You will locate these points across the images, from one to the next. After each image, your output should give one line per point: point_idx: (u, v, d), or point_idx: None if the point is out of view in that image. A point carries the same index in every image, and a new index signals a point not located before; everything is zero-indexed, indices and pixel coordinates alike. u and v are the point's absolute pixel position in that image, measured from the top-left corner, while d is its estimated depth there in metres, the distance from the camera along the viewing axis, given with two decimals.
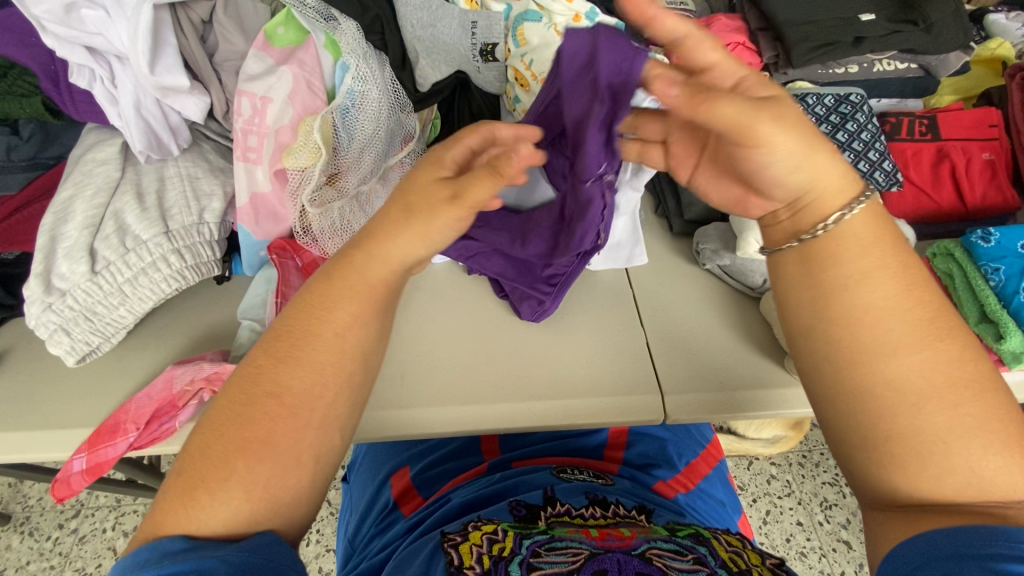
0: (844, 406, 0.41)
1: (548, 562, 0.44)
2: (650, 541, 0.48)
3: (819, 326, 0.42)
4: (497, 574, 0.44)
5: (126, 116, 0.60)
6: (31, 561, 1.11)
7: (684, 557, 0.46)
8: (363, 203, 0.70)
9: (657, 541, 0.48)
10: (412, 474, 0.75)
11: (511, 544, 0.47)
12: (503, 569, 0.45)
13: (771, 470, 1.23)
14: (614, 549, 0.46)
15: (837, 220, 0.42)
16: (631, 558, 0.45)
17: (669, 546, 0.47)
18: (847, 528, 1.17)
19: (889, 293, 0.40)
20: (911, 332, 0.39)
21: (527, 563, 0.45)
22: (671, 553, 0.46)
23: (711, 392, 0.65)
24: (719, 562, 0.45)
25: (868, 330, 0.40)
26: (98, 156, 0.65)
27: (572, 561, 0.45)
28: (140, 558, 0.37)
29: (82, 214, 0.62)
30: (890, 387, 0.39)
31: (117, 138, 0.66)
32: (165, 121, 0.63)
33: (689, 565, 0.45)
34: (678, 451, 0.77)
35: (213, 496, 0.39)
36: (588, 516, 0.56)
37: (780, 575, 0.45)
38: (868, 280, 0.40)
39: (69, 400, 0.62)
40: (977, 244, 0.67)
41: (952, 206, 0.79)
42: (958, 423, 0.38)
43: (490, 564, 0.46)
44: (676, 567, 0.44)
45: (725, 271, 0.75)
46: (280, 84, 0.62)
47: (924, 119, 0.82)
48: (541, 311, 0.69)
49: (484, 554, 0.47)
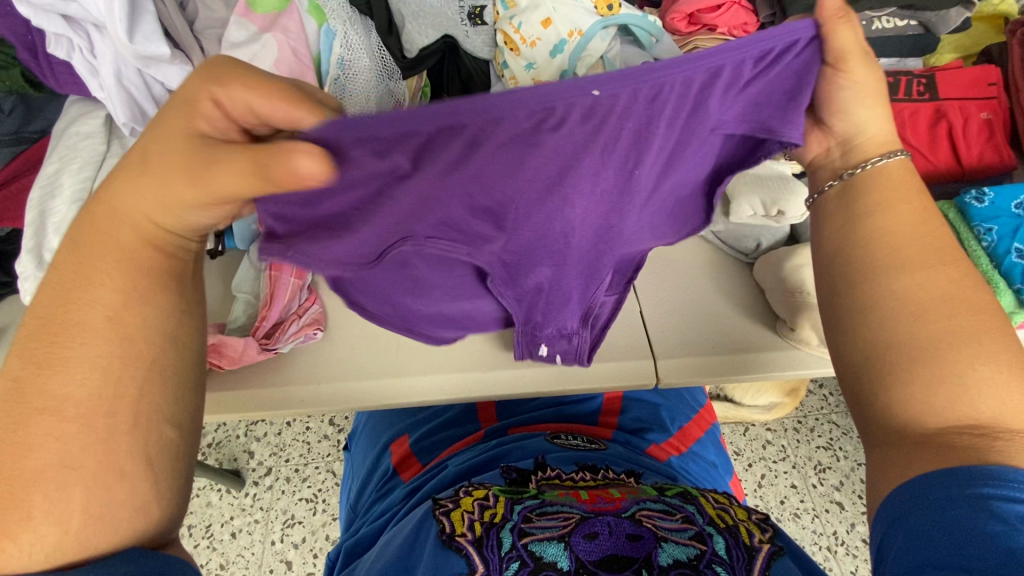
0: (855, 328, 0.43)
1: (539, 527, 0.45)
2: (639, 503, 0.47)
3: (841, 251, 0.45)
4: (490, 540, 0.44)
5: (108, 88, 0.59)
6: None
7: (673, 517, 0.46)
8: None
9: (646, 502, 0.47)
10: (411, 442, 0.77)
11: (502, 510, 0.47)
12: (495, 535, 0.45)
13: (766, 436, 1.26)
14: (605, 512, 0.46)
15: (881, 160, 0.45)
16: (622, 520, 0.45)
17: (659, 505, 0.47)
18: (839, 490, 1.20)
19: (903, 220, 0.43)
20: (919, 252, 0.42)
21: (518, 529, 0.45)
22: (660, 513, 0.46)
23: (706, 355, 0.66)
24: (708, 520, 0.46)
25: (876, 250, 0.43)
26: (83, 130, 0.64)
27: (562, 525, 0.45)
28: None
29: (69, 188, 0.61)
30: (894, 300, 0.41)
31: (100, 110, 0.65)
32: (149, 92, 0.62)
33: (678, 524, 0.45)
34: (671, 416, 0.78)
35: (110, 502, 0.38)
36: (578, 478, 0.57)
37: (766, 529, 0.46)
38: (892, 206, 0.44)
39: None
40: (971, 204, 0.66)
41: (950, 165, 0.78)
42: (957, 332, 0.39)
43: (482, 530, 0.46)
44: (665, 526, 0.45)
45: (720, 238, 0.74)
46: (265, 51, 0.60)
47: (922, 78, 0.80)
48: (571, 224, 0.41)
49: (477, 521, 0.47)
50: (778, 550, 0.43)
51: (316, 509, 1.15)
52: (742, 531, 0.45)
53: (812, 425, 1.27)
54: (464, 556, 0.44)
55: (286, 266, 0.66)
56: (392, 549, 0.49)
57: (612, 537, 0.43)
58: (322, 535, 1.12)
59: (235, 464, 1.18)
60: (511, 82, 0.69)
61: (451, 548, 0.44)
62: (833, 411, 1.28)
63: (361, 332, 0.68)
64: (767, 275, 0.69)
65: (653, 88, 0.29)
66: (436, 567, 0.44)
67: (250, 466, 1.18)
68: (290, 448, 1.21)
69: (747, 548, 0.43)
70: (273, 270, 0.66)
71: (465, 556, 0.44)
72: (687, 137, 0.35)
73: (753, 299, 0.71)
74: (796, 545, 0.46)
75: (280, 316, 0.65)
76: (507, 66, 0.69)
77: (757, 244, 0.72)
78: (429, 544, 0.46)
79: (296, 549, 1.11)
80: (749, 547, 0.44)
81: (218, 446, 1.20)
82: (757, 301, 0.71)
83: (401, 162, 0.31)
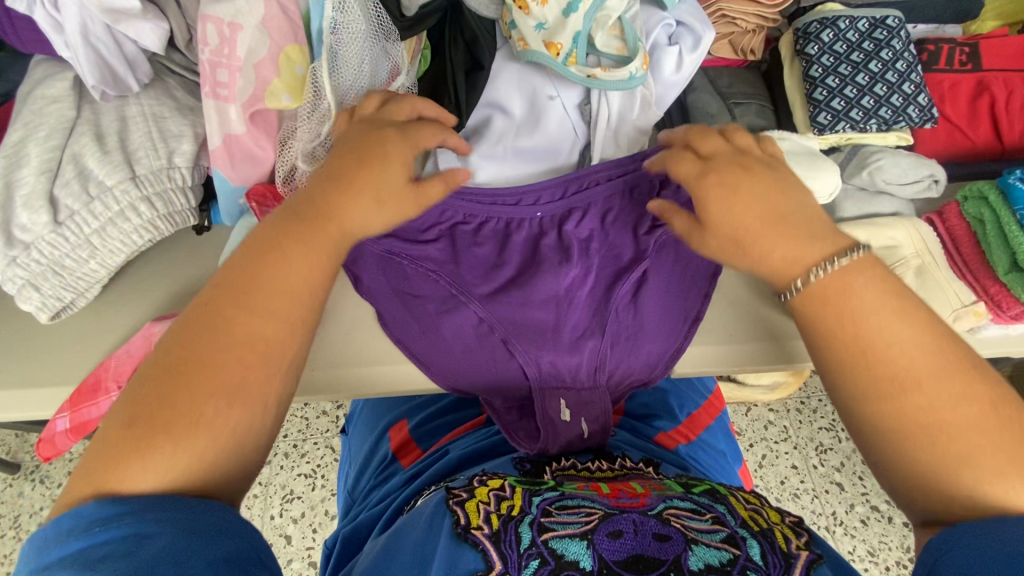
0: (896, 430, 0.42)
1: (559, 523, 0.42)
2: (666, 500, 0.45)
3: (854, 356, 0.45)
4: (508, 537, 0.41)
5: (72, 45, 0.53)
6: (43, 507, 1.11)
7: (703, 517, 0.43)
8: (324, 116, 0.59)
9: (674, 500, 0.45)
10: (411, 427, 0.74)
11: (520, 502, 0.44)
12: (513, 530, 0.42)
13: (770, 416, 1.24)
14: (629, 509, 0.43)
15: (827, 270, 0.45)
16: (648, 519, 0.42)
17: (687, 504, 0.44)
18: (840, 472, 1.18)
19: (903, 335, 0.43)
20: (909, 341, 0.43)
21: (538, 524, 0.42)
22: (689, 512, 0.43)
23: (715, 343, 0.64)
24: (740, 522, 0.43)
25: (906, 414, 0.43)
26: (49, 92, 0.58)
27: (585, 521, 0.42)
28: (64, 525, 0.35)
29: (38, 157, 0.56)
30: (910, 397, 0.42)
31: (68, 71, 0.59)
32: (120, 52, 0.56)
33: (708, 525, 0.42)
34: (679, 403, 0.75)
35: (173, 442, 0.38)
36: (594, 469, 0.55)
37: (802, 534, 0.43)
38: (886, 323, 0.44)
39: (58, 356, 0.60)
40: (1016, 186, 0.60)
41: (989, 144, 0.72)
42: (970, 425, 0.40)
43: (500, 524, 0.42)
44: (694, 527, 0.42)
45: None
46: (251, 9, 0.55)
47: (965, 46, 0.72)
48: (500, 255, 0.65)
49: (493, 514, 0.43)
50: (817, 559, 0.40)
51: (315, 484, 1.13)
52: (777, 535, 0.42)
53: (815, 406, 1.25)
54: (480, 551, 0.41)
55: None
56: (401, 554, 0.45)
57: (638, 536, 0.41)
58: (320, 510, 1.11)
59: None
60: (517, 44, 0.65)
61: (466, 542, 0.41)
62: None
63: (358, 314, 0.64)
64: None
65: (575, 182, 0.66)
66: (450, 563, 0.41)
67: None
68: (287, 423, 1.18)
69: (784, 556, 0.40)
70: None
71: (480, 551, 0.41)
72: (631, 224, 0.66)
73: None
74: (837, 555, 0.43)
75: None
76: (514, 26, 0.65)
77: None
78: (440, 538, 0.43)
79: (295, 524, 1.10)
80: (787, 554, 0.40)
81: None
82: None
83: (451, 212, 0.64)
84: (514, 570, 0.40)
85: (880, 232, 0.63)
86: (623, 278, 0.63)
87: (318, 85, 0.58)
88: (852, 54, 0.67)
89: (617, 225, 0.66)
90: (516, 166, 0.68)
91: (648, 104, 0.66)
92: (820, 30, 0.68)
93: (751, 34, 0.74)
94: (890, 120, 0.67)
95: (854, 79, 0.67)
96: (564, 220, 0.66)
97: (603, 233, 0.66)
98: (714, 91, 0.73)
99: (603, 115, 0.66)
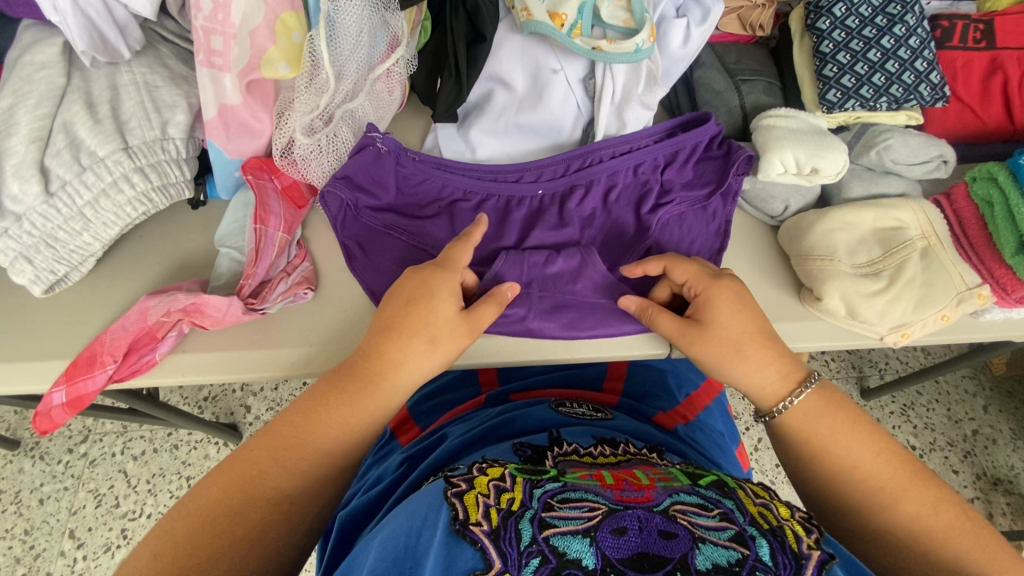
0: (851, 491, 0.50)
1: (562, 519, 0.40)
2: (672, 494, 0.43)
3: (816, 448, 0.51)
4: (509, 534, 0.39)
5: (61, 9, 0.51)
6: (44, 483, 1.12)
7: (710, 513, 0.42)
8: (322, 87, 0.58)
9: (680, 494, 0.44)
10: (409, 405, 0.74)
11: (521, 495, 0.42)
12: (513, 527, 0.40)
13: None
14: (634, 505, 0.42)
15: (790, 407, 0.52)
16: (654, 515, 0.41)
17: (693, 499, 0.43)
18: None
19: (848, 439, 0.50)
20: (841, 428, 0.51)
21: (540, 520, 0.40)
22: (696, 509, 0.42)
23: None
24: (748, 520, 0.42)
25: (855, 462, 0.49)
26: (37, 59, 0.56)
27: (588, 517, 0.40)
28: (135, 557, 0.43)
29: (27, 126, 0.54)
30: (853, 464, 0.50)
31: (57, 36, 0.57)
32: (111, 17, 0.54)
33: (715, 522, 0.41)
34: (678, 383, 0.75)
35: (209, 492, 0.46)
36: (597, 454, 0.54)
37: (812, 531, 0.43)
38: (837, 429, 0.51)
39: (52, 331, 0.59)
40: None
41: (999, 124, 0.71)
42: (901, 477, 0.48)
43: (500, 520, 0.41)
44: (702, 525, 0.40)
45: (744, 197, 0.68)
46: None
47: (980, 23, 0.71)
48: (500, 231, 0.65)
49: (493, 508, 0.41)
50: (829, 560, 0.40)
51: None
52: (787, 533, 0.42)
53: None
54: (479, 549, 0.39)
55: (272, 219, 0.61)
56: (395, 538, 0.42)
57: (642, 533, 0.39)
58: None
59: (231, 418, 1.17)
60: (521, 14, 0.62)
61: (464, 539, 0.39)
62: (834, 377, 1.26)
63: (353, 293, 0.63)
64: (793, 241, 0.64)
65: (580, 156, 0.65)
66: (446, 561, 0.38)
67: (247, 420, 1.17)
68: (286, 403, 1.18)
69: (793, 556, 0.39)
70: (258, 223, 0.60)
71: (479, 550, 0.39)
72: (635, 199, 0.66)
73: (776, 262, 0.66)
74: (845, 552, 0.43)
75: (266, 273, 0.60)
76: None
77: (786, 206, 0.66)
78: (436, 531, 0.41)
79: None
80: (797, 554, 0.40)
81: (214, 400, 1.18)
82: (781, 266, 0.66)
83: (452, 184, 0.66)
84: (514, 568, 0.38)
85: (887, 213, 0.62)
86: (630, 250, 0.64)
87: (316, 54, 0.56)
88: (864, 30, 0.65)
89: (620, 204, 0.66)
90: (518, 141, 0.68)
91: (655, 81, 0.64)
92: (832, 4, 0.66)
93: (762, 8, 0.72)
94: (901, 98, 0.65)
95: (866, 56, 0.65)
96: (568, 198, 0.65)
97: (606, 211, 0.66)
98: (721, 68, 0.71)
99: (607, 89, 0.64)
